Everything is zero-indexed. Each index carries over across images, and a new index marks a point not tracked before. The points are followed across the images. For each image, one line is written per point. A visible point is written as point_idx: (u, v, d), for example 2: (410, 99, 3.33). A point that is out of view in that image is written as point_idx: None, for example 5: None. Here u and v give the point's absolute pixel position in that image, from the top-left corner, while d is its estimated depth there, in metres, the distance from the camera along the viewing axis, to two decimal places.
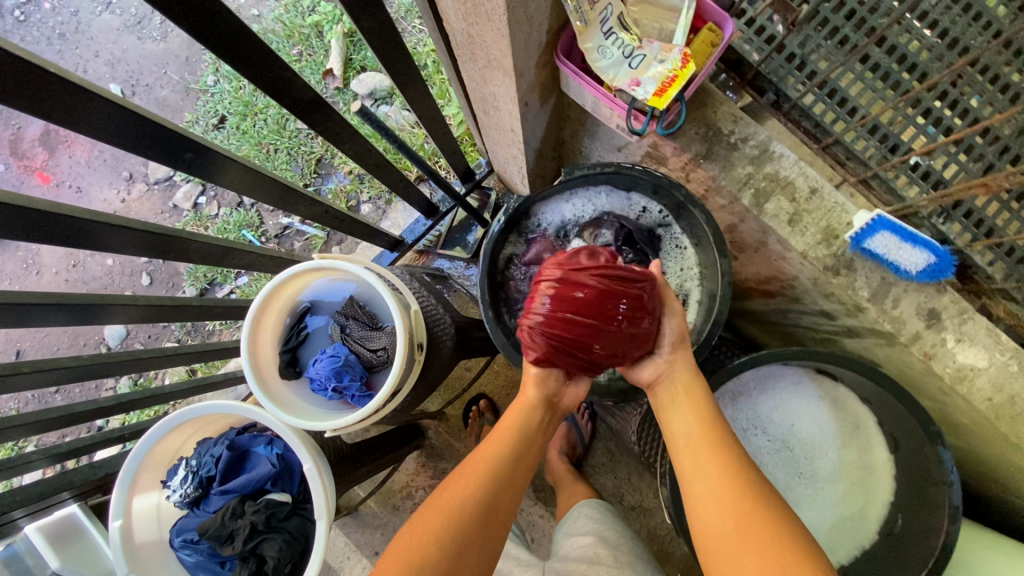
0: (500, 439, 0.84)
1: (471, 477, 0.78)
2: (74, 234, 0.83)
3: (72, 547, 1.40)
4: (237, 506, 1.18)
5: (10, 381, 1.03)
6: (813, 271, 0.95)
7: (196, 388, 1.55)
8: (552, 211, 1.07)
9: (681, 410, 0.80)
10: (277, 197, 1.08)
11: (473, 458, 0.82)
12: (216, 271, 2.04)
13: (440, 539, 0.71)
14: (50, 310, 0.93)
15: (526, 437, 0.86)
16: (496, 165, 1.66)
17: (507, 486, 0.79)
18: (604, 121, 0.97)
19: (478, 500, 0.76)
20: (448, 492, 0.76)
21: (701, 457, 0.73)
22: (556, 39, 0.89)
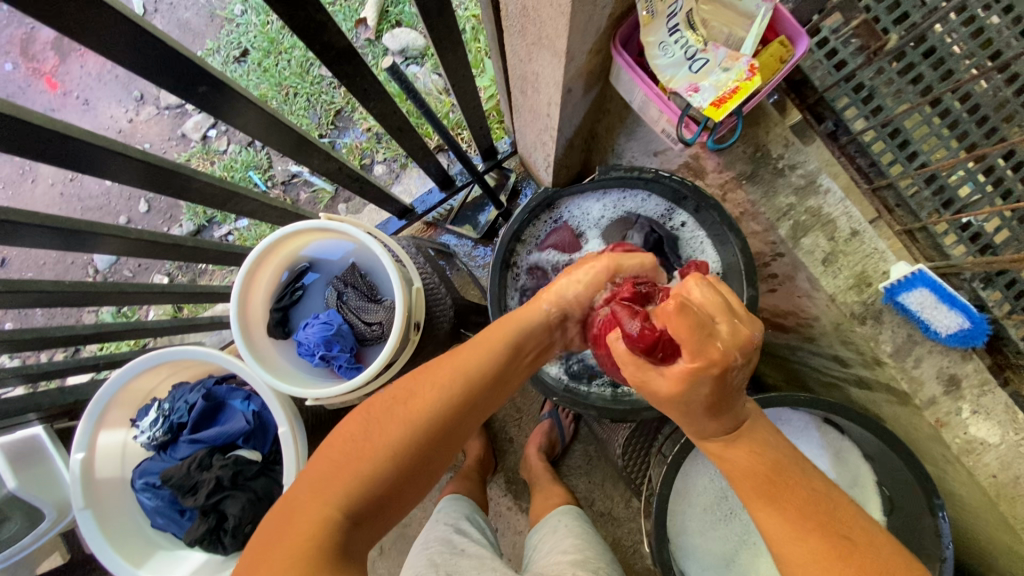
0: (485, 349, 0.72)
1: (443, 383, 0.69)
2: (71, 156, 0.77)
3: (32, 469, 1.40)
4: (204, 458, 1.14)
5: None
6: (837, 316, 0.92)
7: (180, 327, 1.51)
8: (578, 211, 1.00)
9: (764, 527, 0.65)
10: (291, 146, 1.02)
11: (450, 361, 0.71)
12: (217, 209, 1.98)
13: (391, 448, 0.65)
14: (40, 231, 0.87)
15: (512, 349, 0.74)
16: (521, 148, 1.60)
17: (474, 405, 0.71)
18: (649, 122, 0.91)
19: (442, 414, 0.68)
20: (418, 399, 0.68)
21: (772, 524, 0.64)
22: (617, 27, 0.82)
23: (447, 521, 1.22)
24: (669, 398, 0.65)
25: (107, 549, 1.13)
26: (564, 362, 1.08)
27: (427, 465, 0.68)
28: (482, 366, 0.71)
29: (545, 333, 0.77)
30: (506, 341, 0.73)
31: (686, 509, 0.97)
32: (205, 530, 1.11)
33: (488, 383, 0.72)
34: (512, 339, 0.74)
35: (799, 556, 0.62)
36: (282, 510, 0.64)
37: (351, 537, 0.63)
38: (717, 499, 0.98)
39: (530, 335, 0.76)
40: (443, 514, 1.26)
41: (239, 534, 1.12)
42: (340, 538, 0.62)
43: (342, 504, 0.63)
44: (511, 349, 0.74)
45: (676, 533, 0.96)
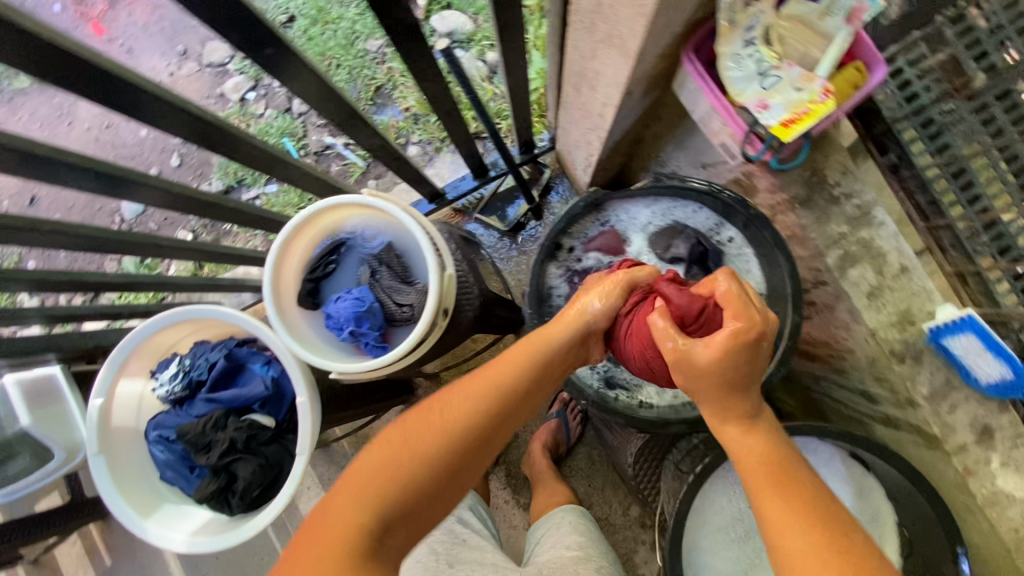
0: (518, 363, 0.73)
1: (478, 396, 0.70)
2: (132, 104, 0.77)
3: (45, 407, 1.43)
4: (220, 419, 1.15)
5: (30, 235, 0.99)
6: (874, 351, 0.90)
7: (202, 285, 1.52)
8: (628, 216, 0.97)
9: (768, 518, 0.65)
10: (341, 118, 1.02)
11: (485, 374, 0.72)
12: (247, 172, 1.99)
13: (426, 462, 0.66)
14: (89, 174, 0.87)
15: (545, 364, 0.75)
16: (560, 145, 1.59)
17: (508, 418, 0.72)
18: (707, 133, 0.89)
19: (479, 427, 0.68)
20: (454, 410, 0.69)
21: (776, 510, 0.64)
22: (691, 33, 0.79)
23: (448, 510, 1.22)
24: (706, 368, 0.69)
25: (116, 495, 1.14)
26: (593, 367, 1.07)
27: (463, 473, 0.69)
28: (516, 378, 0.72)
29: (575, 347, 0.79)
30: (538, 355, 0.75)
31: (702, 527, 0.96)
32: (214, 490, 1.12)
33: (521, 397, 0.73)
34: (544, 353, 0.75)
35: (801, 553, 0.61)
36: (316, 516, 0.64)
37: (386, 547, 0.62)
38: (733, 522, 0.97)
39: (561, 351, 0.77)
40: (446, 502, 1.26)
41: (247, 497, 1.13)
42: (374, 549, 0.61)
43: (380, 515, 0.63)
44: (543, 363, 0.75)
45: (690, 550, 0.95)
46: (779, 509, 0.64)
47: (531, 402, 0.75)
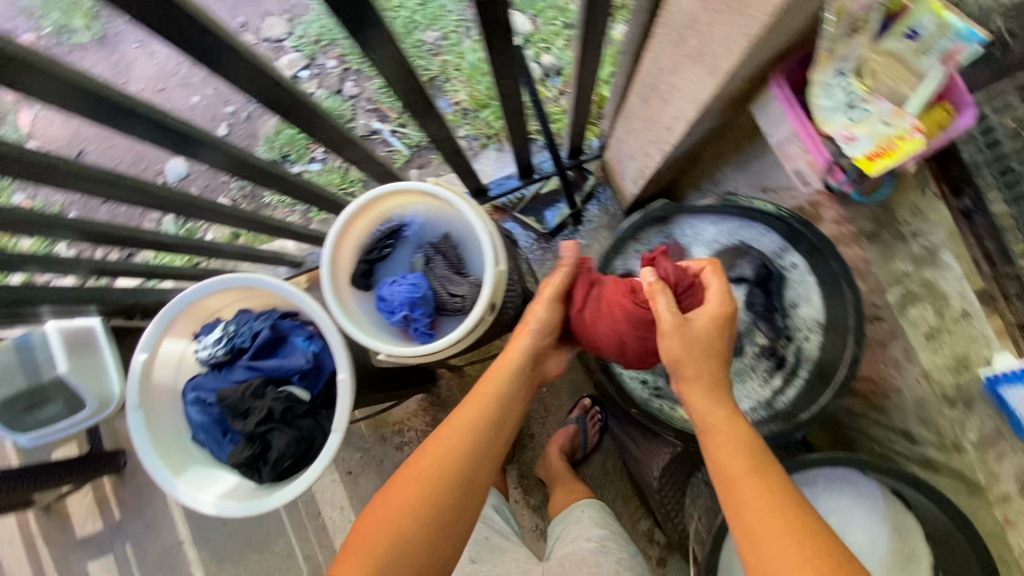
0: (479, 407, 0.92)
1: (450, 442, 0.87)
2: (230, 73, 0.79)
3: (83, 357, 1.45)
4: (259, 387, 1.17)
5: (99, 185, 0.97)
6: (927, 392, 0.92)
7: (244, 255, 1.56)
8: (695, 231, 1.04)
9: (750, 521, 0.71)
10: (417, 106, 1.03)
11: (453, 422, 0.90)
12: (293, 147, 2.00)
13: (422, 500, 0.82)
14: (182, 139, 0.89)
15: (505, 402, 0.94)
16: (609, 154, 1.61)
17: (479, 457, 0.88)
18: (780, 157, 0.89)
19: (454, 468, 0.85)
20: (431, 457, 0.86)
21: (762, 514, 0.72)
22: (784, 59, 0.77)
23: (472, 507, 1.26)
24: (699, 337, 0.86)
25: (150, 450, 1.16)
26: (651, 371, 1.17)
27: (451, 508, 0.83)
28: (480, 419, 0.91)
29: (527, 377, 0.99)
30: (497, 399, 0.94)
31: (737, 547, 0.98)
32: (248, 457, 1.13)
33: (488, 435, 0.90)
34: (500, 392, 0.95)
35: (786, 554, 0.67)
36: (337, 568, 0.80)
37: None
38: None
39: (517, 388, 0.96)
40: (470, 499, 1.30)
41: (278, 467, 1.15)
42: None
43: (383, 557, 0.78)
44: (502, 401, 0.94)
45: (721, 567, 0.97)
46: (762, 511, 0.72)
47: (498, 436, 0.92)
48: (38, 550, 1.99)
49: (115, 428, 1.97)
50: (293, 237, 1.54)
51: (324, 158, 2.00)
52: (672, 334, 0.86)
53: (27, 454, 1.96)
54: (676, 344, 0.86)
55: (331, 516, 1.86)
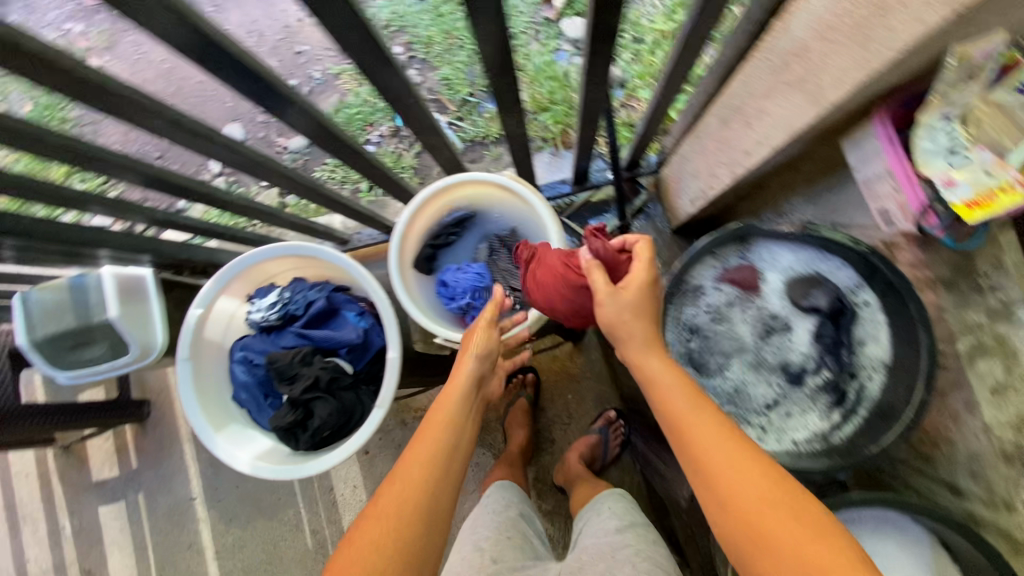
0: (430, 435, 0.86)
1: (405, 483, 0.80)
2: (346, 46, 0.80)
3: (132, 305, 1.48)
4: (308, 355, 1.20)
5: (196, 140, 0.98)
6: (986, 448, 0.91)
7: (293, 224, 1.59)
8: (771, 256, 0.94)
9: (710, 460, 0.70)
10: (504, 99, 1.04)
11: (405, 461, 0.83)
12: (351, 127, 1.98)
13: (383, 554, 0.74)
14: (275, 99, 0.91)
15: (457, 426, 0.88)
16: (668, 171, 1.61)
17: (441, 490, 0.81)
18: (868, 194, 0.90)
19: (418, 507, 0.78)
20: (387, 500, 0.78)
21: (720, 449, 0.71)
22: (888, 99, 0.78)
23: (494, 508, 1.27)
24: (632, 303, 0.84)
25: (193, 402, 1.18)
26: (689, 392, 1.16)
27: (421, 544, 0.77)
28: (436, 446, 0.84)
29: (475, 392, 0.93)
30: (449, 424, 0.87)
31: None
32: (290, 421, 1.15)
33: (446, 461, 0.84)
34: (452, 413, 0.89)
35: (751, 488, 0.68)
36: None
37: None
38: None
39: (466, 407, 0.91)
40: (491, 502, 1.30)
41: (317, 436, 1.16)
42: None
43: None
44: (453, 423, 0.88)
45: None
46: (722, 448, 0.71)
47: (457, 461, 0.86)
48: (52, 488, 2.02)
49: (143, 379, 2.00)
50: (347, 213, 1.55)
51: (379, 141, 2.00)
52: (603, 303, 0.84)
53: (55, 393, 1.99)
54: (607, 311, 0.84)
55: (342, 493, 1.87)
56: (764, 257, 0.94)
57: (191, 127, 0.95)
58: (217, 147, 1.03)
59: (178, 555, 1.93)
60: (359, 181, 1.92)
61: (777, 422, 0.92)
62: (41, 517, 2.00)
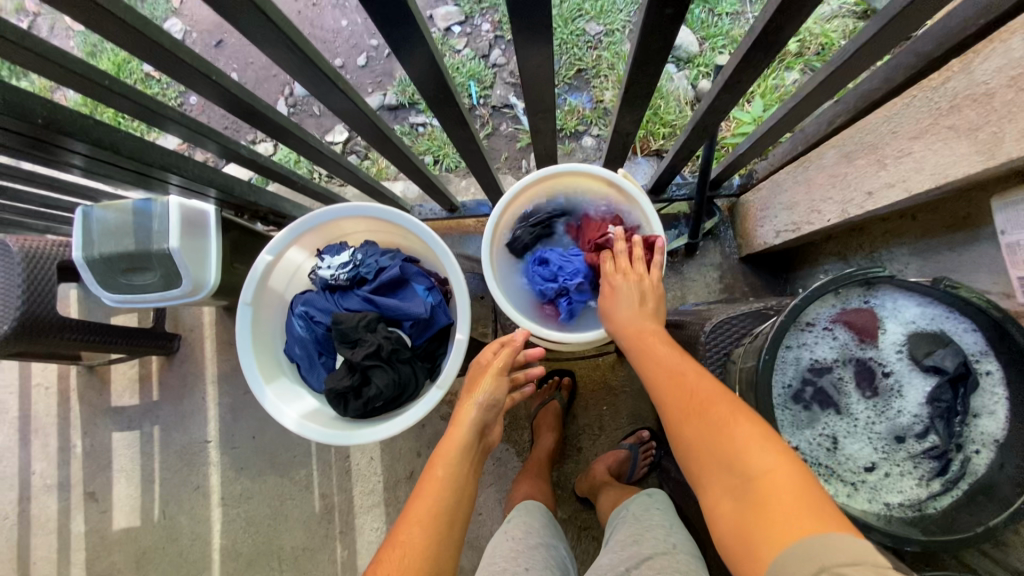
0: (431, 489, 0.89)
1: (407, 536, 0.82)
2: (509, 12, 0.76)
3: (192, 238, 1.45)
4: (372, 322, 1.16)
5: (314, 78, 0.94)
6: None
7: (360, 183, 1.56)
8: (896, 306, 0.88)
9: (671, 380, 0.85)
10: (631, 93, 1.00)
11: (408, 517, 0.86)
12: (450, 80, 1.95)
13: None
14: (410, 42, 0.87)
15: (461, 469, 0.92)
16: (753, 197, 1.56)
17: (444, 544, 0.83)
18: (1010, 262, 0.86)
19: (423, 557, 0.80)
20: (388, 561, 0.79)
21: (681, 369, 0.86)
22: None
23: (513, 537, 1.19)
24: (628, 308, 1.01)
25: (247, 349, 1.15)
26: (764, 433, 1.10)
27: None
28: (436, 500, 0.87)
29: (475, 442, 0.97)
30: (450, 475, 0.91)
31: None
32: (346, 387, 1.11)
33: (451, 504, 0.88)
34: (456, 458, 0.93)
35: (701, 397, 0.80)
36: None
37: None
38: None
39: (467, 451, 0.95)
40: (511, 528, 1.23)
41: (369, 405, 1.12)
42: None
43: None
44: (457, 469, 0.92)
45: None
46: (681, 370, 0.85)
47: (457, 511, 0.89)
48: (69, 406, 2.00)
49: (178, 313, 1.98)
50: (418, 177, 1.50)
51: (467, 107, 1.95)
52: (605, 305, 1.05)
53: (87, 311, 1.98)
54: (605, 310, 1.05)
55: (358, 462, 1.85)
56: (888, 306, 0.88)
57: (317, 66, 0.91)
58: (332, 90, 0.99)
59: (182, 493, 1.92)
60: (425, 153, 1.88)
61: (873, 482, 0.85)
62: (53, 431, 1.99)
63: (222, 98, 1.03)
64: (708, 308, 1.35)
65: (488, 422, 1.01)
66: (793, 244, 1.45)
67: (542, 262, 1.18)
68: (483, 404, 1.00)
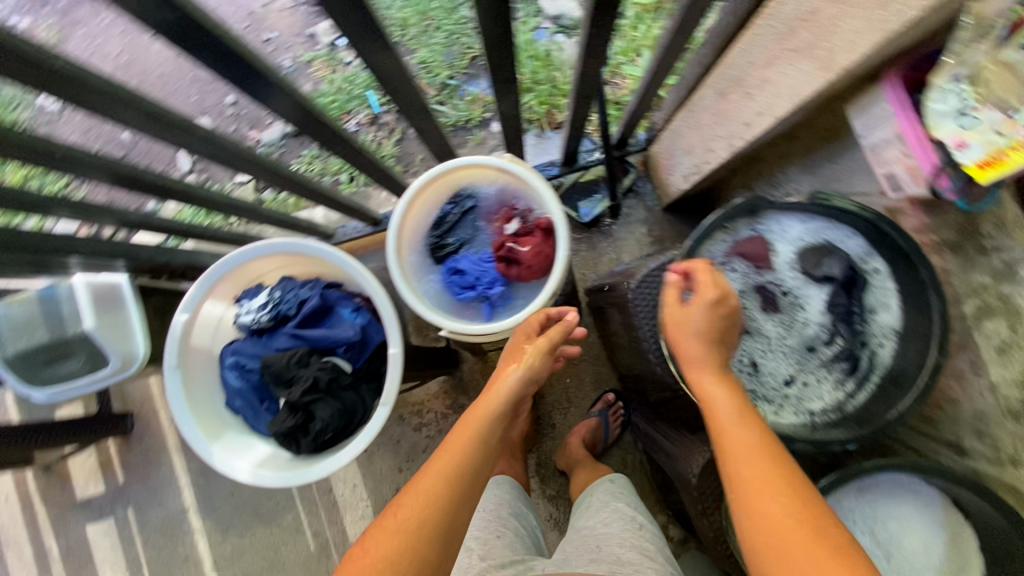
0: (456, 448, 0.83)
1: (424, 487, 0.77)
2: (345, 30, 0.77)
3: (109, 314, 1.40)
4: (304, 356, 1.15)
5: (175, 131, 0.90)
6: (991, 406, 0.93)
7: (274, 219, 1.50)
8: (780, 228, 0.93)
9: (738, 448, 0.75)
10: (497, 75, 1.00)
11: (430, 466, 0.80)
12: (342, 96, 1.90)
13: (400, 556, 0.69)
14: (257, 82, 0.85)
15: (489, 440, 0.86)
16: (659, 147, 1.59)
17: (465, 501, 0.78)
18: (872, 160, 0.89)
19: (438, 510, 0.75)
20: (402, 510, 0.74)
21: (752, 446, 0.76)
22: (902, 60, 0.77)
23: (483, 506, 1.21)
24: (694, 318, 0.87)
25: (184, 411, 1.12)
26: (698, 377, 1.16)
27: (440, 544, 0.73)
28: (464, 455, 0.82)
29: (507, 415, 0.92)
30: (479, 438, 0.86)
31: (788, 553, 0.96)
32: (291, 425, 1.11)
33: (477, 466, 0.82)
34: (486, 427, 0.87)
35: (769, 482, 0.71)
36: None
37: None
38: None
39: (496, 425, 0.89)
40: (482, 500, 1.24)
41: (320, 439, 1.12)
42: None
43: None
44: (487, 437, 0.86)
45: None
46: (755, 447, 0.75)
47: (481, 474, 0.83)
48: (34, 510, 1.92)
49: (124, 389, 1.91)
50: (328, 201, 1.45)
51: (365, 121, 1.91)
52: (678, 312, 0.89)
53: (29, 410, 1.90)
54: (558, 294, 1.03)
55: (342, 494, 1.84)
56: (774, 231, 0.93)
57: (176, 120, 0.87)
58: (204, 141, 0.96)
59: (173, 568, 1.87)
60: (339, 172, 1.85)
61: (795, 394, 0.92)
62: (22, 539, 1.91)
63: (91, 172, 0.98)
64: (636, 263, 1.38)
65: (523, 395, 0.96)
66: (703, 185, 1.49)
67: (455, 270, 1.18)
68: (528, 373, 0.96)
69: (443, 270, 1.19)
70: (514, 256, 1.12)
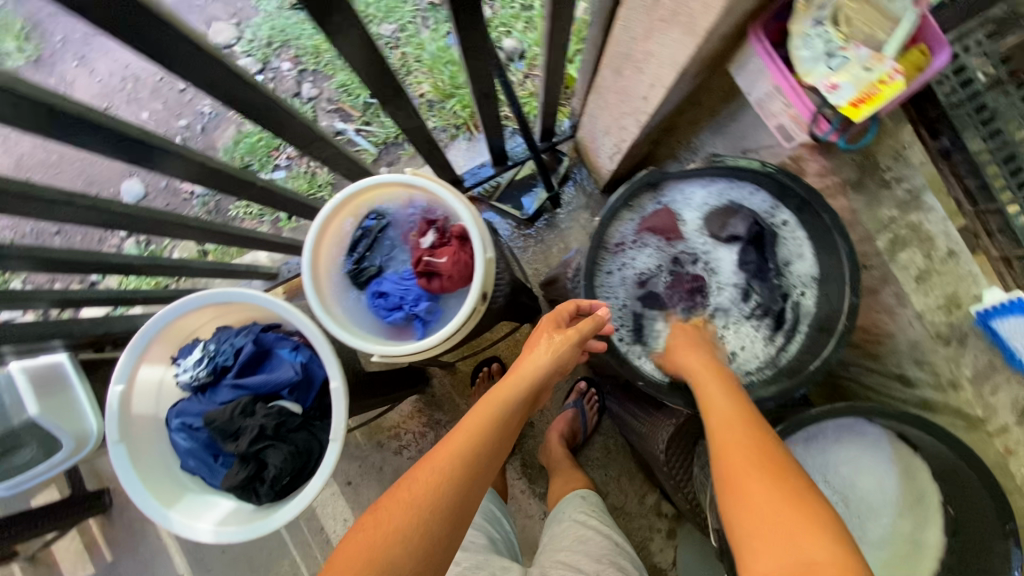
0: (471, 426, 0.77)
1: (438, 463, 0.72)
2: (207, 81, 0.75)
3: (53, 396, 1.36)
4: (248, 405, 1.13)
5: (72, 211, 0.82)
6: (921, 334, 0.96)
7: (215, 270, 1.44)
8: (684, 195, 0.95)
9: (720, 425, 0.75)
10: (386, 94, 0.99)
11: (446, 440, 0.76)
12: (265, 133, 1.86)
13: (409, 532, 0.66)
14: (148, 153, 0.77)
15: (507, 425, 0.79)
16: (583, 132, 1.58)
17: (480, 479, 0.73)
18: (764, 114, 0.91)
19: (451, 490, 0.70)
20: (416, 485, 0.70)
21: (738, 422, 0.74)
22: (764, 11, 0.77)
23: None
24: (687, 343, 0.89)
25: (135, 483, 1.10)
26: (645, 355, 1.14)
27: (448, 524, 0.68)
28: (484, 431, 0.77)
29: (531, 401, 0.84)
30: (498, 418, 0.79)
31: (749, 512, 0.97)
32: (243, 478, 1.09)
33: (492, 446, 0.77)
34: (508, 409, 0.80)
35: (747, 455, 0.70)
36: None
37: None
38: None
39: (519, 412, 0.81)
40: None
41: (276, 485, 1.10)
42: None
43: None
44: (507, 419, 0.79)
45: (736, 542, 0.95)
46: (742, 422, 0.74)
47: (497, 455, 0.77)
48: None
49: (95, 467, 1.87)
50: (268, 246, 1.38)
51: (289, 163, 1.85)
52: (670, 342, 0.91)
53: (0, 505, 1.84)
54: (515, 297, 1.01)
55: (335, 531, 1.82)
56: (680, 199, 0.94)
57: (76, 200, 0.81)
58: (114, 217, 0.89)
59: None
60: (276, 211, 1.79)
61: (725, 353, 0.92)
62: None
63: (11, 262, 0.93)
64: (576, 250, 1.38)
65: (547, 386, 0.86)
66: (631, 162, 1.49)
67: (380, 293, 1.17)
68: (553, 363, 0.84)
69: (367, 294, 1.18)
70: (433, 269, 1.12)
